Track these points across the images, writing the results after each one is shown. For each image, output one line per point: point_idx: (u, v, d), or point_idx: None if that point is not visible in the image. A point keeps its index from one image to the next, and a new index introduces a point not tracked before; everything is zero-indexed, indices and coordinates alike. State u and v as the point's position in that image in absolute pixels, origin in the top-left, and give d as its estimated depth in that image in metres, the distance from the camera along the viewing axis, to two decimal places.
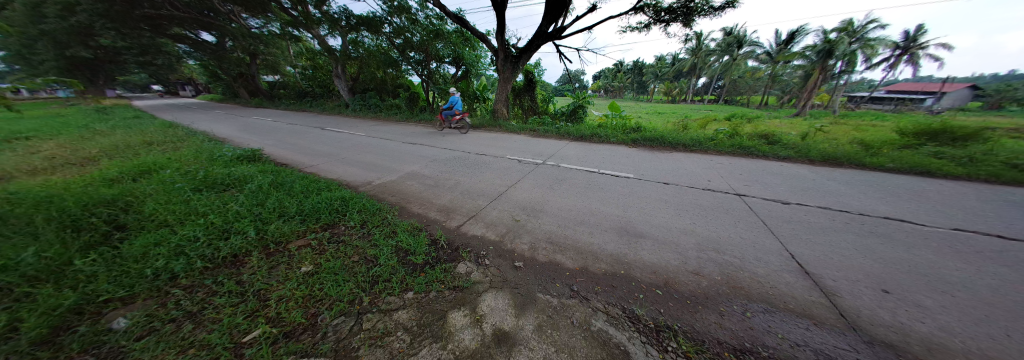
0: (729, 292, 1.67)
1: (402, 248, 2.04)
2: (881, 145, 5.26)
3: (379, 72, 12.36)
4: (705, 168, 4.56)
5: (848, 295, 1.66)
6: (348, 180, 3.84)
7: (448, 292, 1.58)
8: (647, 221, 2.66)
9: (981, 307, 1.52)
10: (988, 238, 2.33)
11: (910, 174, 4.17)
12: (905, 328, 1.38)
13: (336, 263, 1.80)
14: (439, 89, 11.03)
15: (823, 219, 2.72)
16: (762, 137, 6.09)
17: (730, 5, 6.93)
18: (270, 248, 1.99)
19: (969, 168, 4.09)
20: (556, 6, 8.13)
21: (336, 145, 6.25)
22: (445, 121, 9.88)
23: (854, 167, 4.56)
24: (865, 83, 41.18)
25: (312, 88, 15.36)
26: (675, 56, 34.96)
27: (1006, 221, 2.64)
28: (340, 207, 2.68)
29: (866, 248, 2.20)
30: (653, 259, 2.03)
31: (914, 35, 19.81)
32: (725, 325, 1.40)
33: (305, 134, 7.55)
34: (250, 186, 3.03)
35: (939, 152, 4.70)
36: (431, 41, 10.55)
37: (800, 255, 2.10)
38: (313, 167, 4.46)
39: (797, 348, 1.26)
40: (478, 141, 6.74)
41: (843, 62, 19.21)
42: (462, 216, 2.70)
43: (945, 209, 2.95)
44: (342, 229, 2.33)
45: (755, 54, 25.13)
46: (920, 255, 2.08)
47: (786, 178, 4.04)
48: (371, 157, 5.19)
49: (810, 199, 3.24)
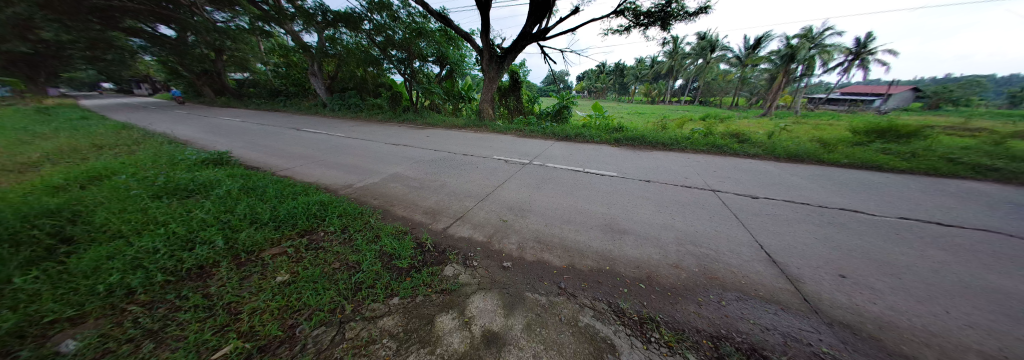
0: (706, 283, 1.77)
1: (387, 252, 1.99)
2: (836, 142, 5.77)
3: (359, 71, 11.94)
4: (683, 166, 4.77)
5: (810, 280, 1.81)
6: (328, 183, 3.67)
7: (435, 295, 1.55)
8: (630, 218, 2.75)
9: (923, 288, 1.71)
10: (925, 225, 2.64)
11: (861, 169, 4.61)
12: (861, 309, 1.52)
13: (315, 271, 1.72)
14: (423, 89, 10.83)
15: (787, 211, 2.94)
16: (733, 135, 6.48)
17: (703, 11, 7.31)
18: (242, 257, 1.87)
19: (910, 163, 4.58)
20: (539, 8, 8.22)
21: (314, 146, 5.98)
22: (429, 122, 9.71)
23: (814, 164, 4.96)
24: (823, 86, 44.70)
25: (286, 87, 14.60)
26: (654, 59, 36.32)
27: (942, 210, 2.98)
28: (318, 212, 2.56)
29: (825, 236, 2.40)
30: (637, 254, 2.10)
31: (865, 42, 21.76)
32: (702, 314, 1.48)
33: (278, 135, 7.11)
34: (218, 191, 2.83)
35: (886, 149, 5.21)
36: (414, 39, 10.32)
37: (768, 245, 2.25)
38: (288, 170, 4.24)
39: (767, 332, 1.36)
40: (463, 142, 6.70)
41: (803, 66, 20.79)
42: (449, 218, 2.67)
43: (892, 200, 3.29)
44: (321, 235, 2.23)
45: (726, 58, 26.61)
46: (871, 242, 2.31)
47: (757, 174, 4.31)
48: (352, 159, 5.01)
49: (777, 193, 3.49)
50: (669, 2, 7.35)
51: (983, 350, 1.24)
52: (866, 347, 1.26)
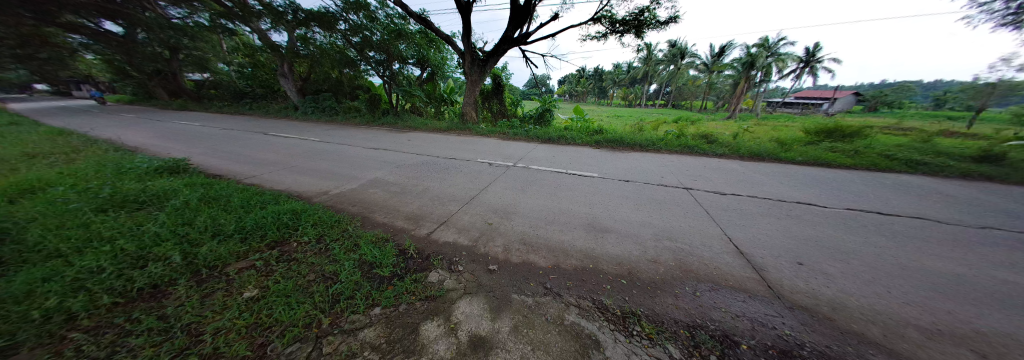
0: (682, 275, 1.87)
1: (367, 261, 1.91)
2: (792, 142, 6.34)
3: (333, 72, 11.43)
4: (659, 166, 5.01)
5: (773, 268, 1.97)
6: (301, 191, 3.47)
7: (420, 303, 1.51)
8: (611, 217, 2.84)
9: (868, 271, 1.93)
10: (867, 214, 2.96)
11: (813, 166, 5.09)
12: (817, 293, 1.68)
13: (287, 284, 1.61)
14: (403, 91, 10.58)
15: (752, 206, 3.18)
16: (703, 137, 6.92)
17: (673, 21, 7.79)
18: (205, 273, 1.72)
19: (854, 159, 5.13)
20: (520, 13, 8.35)
21: (285, 151, 5.62)
22: (411, 125, 9.47)
23: (774, 161, 5.42)
24: (779, 90, 48.91)
25: (253, 88, 13.68)
26: (630, 64, 37.97)
27: (880, 201, 3.36)
28: (290, 222, 2.41)
29: (784, 228, 2.63)
30: (618, 251, 2.17)
31: (813, 51, 24.13)
32: (679, 305, 1.56)
33: (244, 140, 6.63)
34: (174, 203, 2.57)
35: (833, 147, 5.80)
36: (393, 41, 10.08)
37: (736, 238, 2.42)
38: (255, 178, 3.95)
39: (738, 318, 1.46)
40: (446, 145, 6.60)
41: (762, 73, 22.66)
42: (432, 223, 2.62)
43: (840, 193, 3.66)
44: (294, 246, 2.09)
45: (695, 65, 28.40)
46: (824, 231, 2.56)
47: (725, 172, 4.62)
48: (328, 164, 4.77)
49: (742, 189, 3.77)
50: (642, 11, 7.76)
51: (920, 325, 1.42)
52: (821, 327, 1.39)
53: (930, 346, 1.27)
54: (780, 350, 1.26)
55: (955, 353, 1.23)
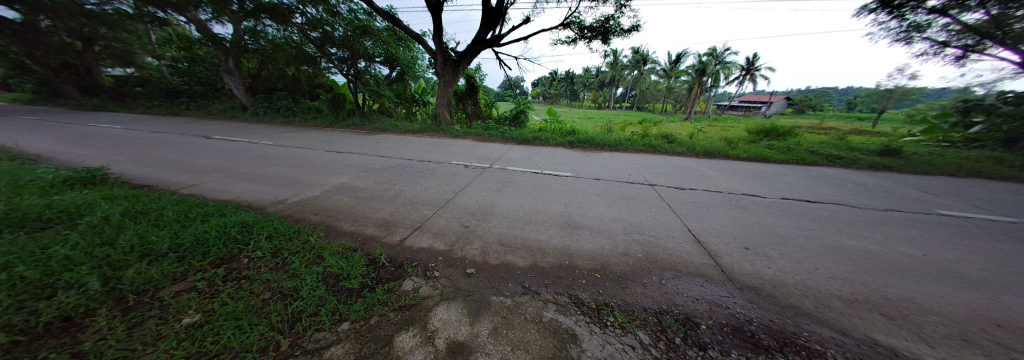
0: (649, 266, 2.00)
1: (332, 273, 1.77)
2: (737, 141, 7.13)
3: (289, 70, 10.51)
4: (626, 164, 5.34)
5: (725, 254, 2.20)
6: (253, 200, 3.12)
7: (393, 314, 1.44)
8: (584, 214, 2.96)
9: (800, 252, 2.24)
10: (797, 202, 3.43)
11: (754, 161, 5.78)
12: (761, 273, 1.91)
13: (238, 306, 1.43)
14: (370, 91, 10.03)
15: (707, 198, 3.52)
16: (664, 137, 7.50)
17: (635, 29, 8.36)
18: (132, 299, 1.46)
19: (786, 155, 5.91)
20: (492, 15, 8.37)
21: (233, 157, 5.03)
22: (379, 127, 8.99)
23: (723, 158, 6.06)
24: (726, 95, 54.65)
25: (190, 86, 12.03)
26: (598, 69, 39.84)
27: (807, 191, 3.92)
28: (240, 236, 2.15)
29: (733, 217, 2.95)
30: (592, 247, 2.27)
31: (752, 61, 27.37)
32: (647, 294, 1.67)
33: (180, 145, 5.80)
34: (89, 220, 2.16)
35: (770, 145, 6.63)
36: (358, 38, 9.54)
37: (694, 229, 2.65)
38: (195, 187, 3.47)
39: (698, 302, 1.60)
40: (418, 147, 6.37)
41: (713, 79, 25.13)
42: (405, 229, 2.51)
43: (776, 184, 4.20)
44: (245, 262, 1.87)
45: (655, 70, 30.64)
46: (765, 219, 2.90)
47: (683, 169, 5.06)
48: (286, 170, 4.36)
49: (699, 184, 4.15)
50: (607, 19, 8.22)
51: (840, 295, 1.68)
52: (765, 304, 1.58)
53: (848, 313, 1.52)
54: (733, 327, 1.40)
55: (868, 317, 1.48)
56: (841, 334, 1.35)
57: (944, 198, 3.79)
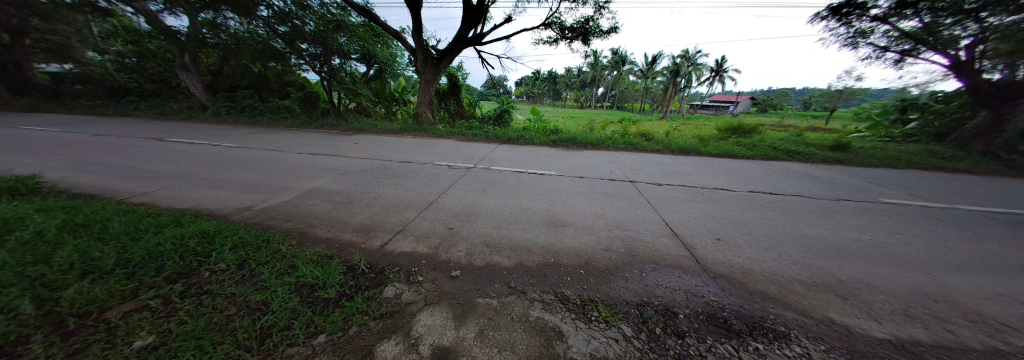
0: (631, 260, 2.07)
1: (307, 283, 1.67)
2: (709, 138, 7.57)
3: (254, 66, 9.64)
4: (608, 162, 5.48)
5: (699, 245, 2.33)
6: (217, 207, 2.88)
7: (374, 322, 1.38)
8: (567, 212, 3.01)
9: (765, 240, 2.42)
10: (762, 195, 3.70)
11: (724, 157, 6.16)
12: (732, 262, 2.04)
13: (198, 324, 1.30)
14: (346, 89, 9.58)
15: (682, 193, 3.70)
16: (642, 135, 7.80)
17: (614, 31, 8.61)
18: (72, 322, 1.28)
19: (752, 151, 6.35)
20: (473, 13, 8.28)
21: (191, 161, 4.59)
22: (357, 127, 8.62)
23: (696, 155, 6.40)
24: (698, 95, 57.78)
25: (138, 83, 10.81)
26: (579, 69, 40.61)
27: (771, 184, 4.23)
28: (201, 248, 1.97)
29: (706, 210, 3.13)
30: (576, 243, 2.31)
31: (721, 63, 29.16)
32: (629, 287, 1.73)
33: (127, 149, 5.22)
34: (17, 235, 1.89)
35: (738, 142, 7.09)
36: (331, 33, 9.14)
37: (671, 222, 2.78)
38: (147, 196, 3.12)
39: (676, 292, 1.68)
40: (399, 148, 6.18)
41: (686, 79, 26.44)
42: (386, 233, 2.42)
43: (743, 178, 4.50)
44: (206, 276, 1.71)
45: (633, 71, 31.75)
46: (734, 211, 3.10)
47: (661, 166, 5.29)
48: (255, 174, 4.06)
49: (675, 180, 4.35)
50: (587, 20, 8.40)
51: (801, 279, 1.84)
52: (736, 291, 1.69)
53: (809, 295, 1.66)
54: (707, 314, 1.49)
55: (825, 299, 1.63)
56: (802, 316, 1.47)
57: (887, 188, 4.23)
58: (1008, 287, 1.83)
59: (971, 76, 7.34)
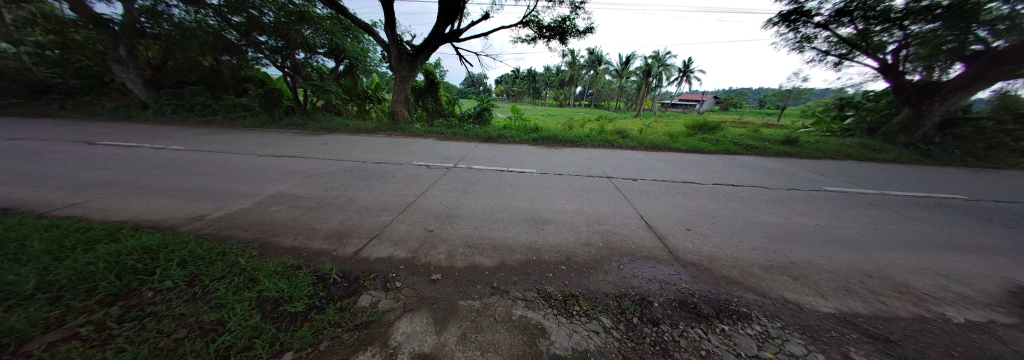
0: (609, 253, 2.15)
1: (272, 297, 1.54)
2: (679, 135, 8.03)
3: (204, 59, 8.71)
4: (587, 159, 5.63)
5: (671, 235, 2.46)
6: (163, 218, 2.57)
7: (348, 334, 1.30)
8: (549, 209, 3.06)
9: (728, 228, 2.62)
10: (726, 187, 3.99)
11: (692, 153, 6.59)
12: (701, 251, 2.19)
13: (140, 351, 1.14)
14: (313, 86, 8.97)
15: (656, 187, 3.90)
16: (618, 132, 8.11)
17: (590, 31, 8.83)
18: None
19: (717, 146, 6.84)
20: (449, 9, 8.09)
21: (129, 166, 4.05)
22: (327, 126, 8.10)
23: (668, 150, 6.78)
24: (668, 95, 61.13)
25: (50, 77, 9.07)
26: (558, 68, 41.25)
27: (734, 177, 4.58)
28: (144, 265, 1.75)
29: (677, 203, 3.31)
30: (558, 240, 2.35)
31: (688, 64, 31.03)
32: (608, 280, 1.79)
33: (44, 153, 4.48)
34: None
35: (704, 138, 7.60)
36: (293, 25, 8.51)
37: (646, 215, 2.92)
38: (71, 208, 2.70)
39: (651, 282, 1.76)
40: (373, 148, 5.89)
41: (657, 79, 27.82)
42: (360, 239, 2.29)
43: (711, 172, 4.81)
44: (149, 296, 1.51)
45: (609, 71, 32.81)
46: (703, 203, 3.31)
47: (636, 161, 5.54)
48: (209, 179, 3.68)
49: (649, 174, 4.58)
50: (564, 19, 8.53)
51: (759, 263, 2.01)
52: (705, 278, 1.81)
53: (766, 277, 1.82)
54: (679, 301, 1.58)
55: (779, 279, 1.80)
56: (762, 297, 1.61)
57: (828, 178, 4.76)
58: (925, 261, 2.14)
59: (897, 77, 8.45)
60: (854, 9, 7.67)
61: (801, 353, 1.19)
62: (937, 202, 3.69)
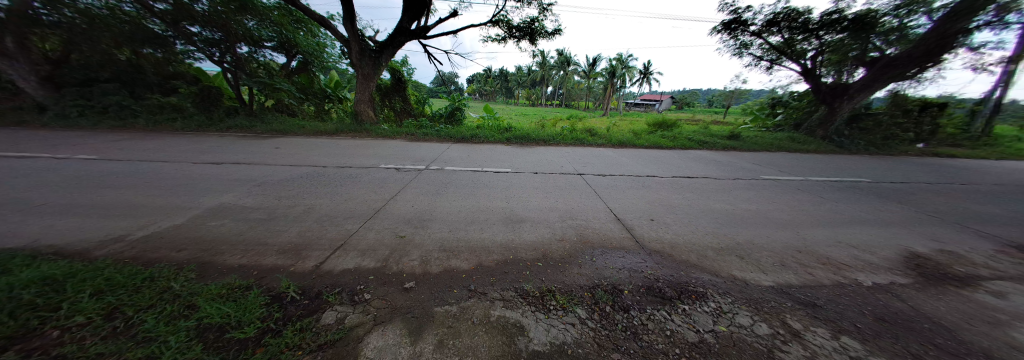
0: (582, 247, 2.23)
1: (216, 324, 1.35)
2: (642, 132, 8.59)
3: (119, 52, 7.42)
4: (560, 157, 5.79)
5: (636, 226, 2.63)
6: (65, 242, 2.11)
7: (310, 356, 1.19)
8: (524, 207, 3.09)
9: (686, 217, 2.87)
10: (683, 179, 4.37)
11: (655, 148, 7.09)
12: (663, 239, 2.37)
13: None
14: (260, 83, 8.07)
15: (623, 182, 4.13)
16: (588, 130, 8.46)
17: (558, 33, 9.07)
18: None
19: (675, 142, 7.45)
20: (415, 4, 7.78)
21: (12, 181, 3.28)
22: (279, 128, 7.33)
23: (633, 147, 7.21)
24: (632, 95, 65.11)
25: None
26: (529, 68, 41.77)
27: (690, 169, 5.02)
28: (39, 299, 1.42)
29: (642, 195, 3.55)
30: (533, 237, 2.39)
31: (648, 66, 33.33)
32: (582, 273, 1.86)
33: None
34: None
35: (664, 134, 8.22)
36: (234, 15, 7.55)
37: (614, 208, 3.09)
38: None
39: (622, 271, 1.87)
40: (334, 151, 5.46)
41: (622, 80, 29.50)
42: (322, 251, 2.11)
43: (671, 166, 5.22)
44: (43, 336, 1.22)
45: (578, 71, 34.01)
46: (664, 195, 3.58)
47: (605, 158, 5.81)
48: (129, 193, 3.12)
49: (616, 170, 4.84)
50: (533, 20, 8.68)
51: (713, 247, 2.23)
52: (668, 263, 1.96)
53: (718, 259, 2.03)
54: (646, 287, 1.69)
55: (729, 260, 2.01)
56: (716, 276, 1.79)
57: (765, 167, 5.43)
58: (840, 236, 2.54)
59: (813, 79, 9.88)
60: (781, 20, 8.76)
61: (748, 324, 1.34)
62: (845, 185, 4.40)
